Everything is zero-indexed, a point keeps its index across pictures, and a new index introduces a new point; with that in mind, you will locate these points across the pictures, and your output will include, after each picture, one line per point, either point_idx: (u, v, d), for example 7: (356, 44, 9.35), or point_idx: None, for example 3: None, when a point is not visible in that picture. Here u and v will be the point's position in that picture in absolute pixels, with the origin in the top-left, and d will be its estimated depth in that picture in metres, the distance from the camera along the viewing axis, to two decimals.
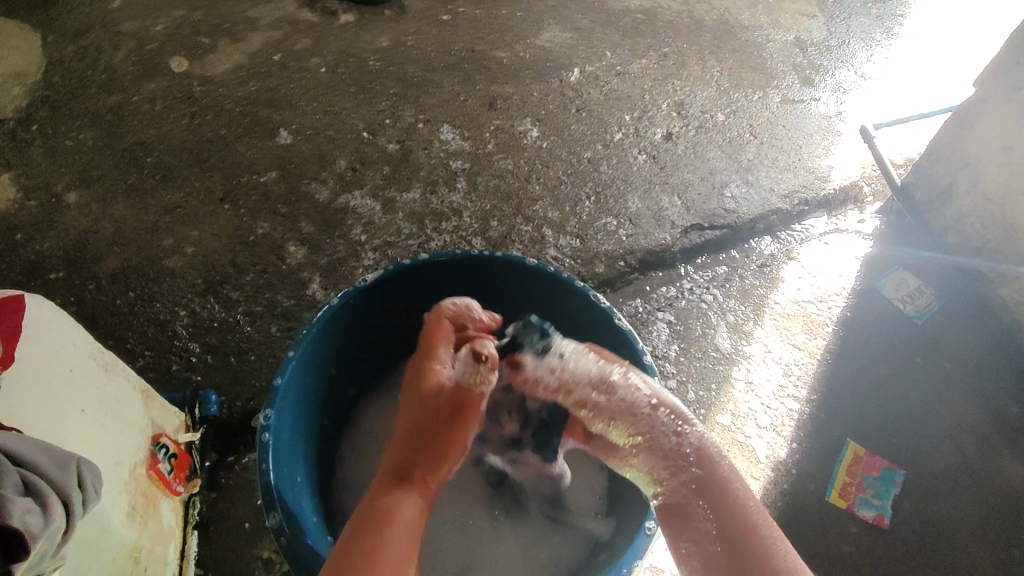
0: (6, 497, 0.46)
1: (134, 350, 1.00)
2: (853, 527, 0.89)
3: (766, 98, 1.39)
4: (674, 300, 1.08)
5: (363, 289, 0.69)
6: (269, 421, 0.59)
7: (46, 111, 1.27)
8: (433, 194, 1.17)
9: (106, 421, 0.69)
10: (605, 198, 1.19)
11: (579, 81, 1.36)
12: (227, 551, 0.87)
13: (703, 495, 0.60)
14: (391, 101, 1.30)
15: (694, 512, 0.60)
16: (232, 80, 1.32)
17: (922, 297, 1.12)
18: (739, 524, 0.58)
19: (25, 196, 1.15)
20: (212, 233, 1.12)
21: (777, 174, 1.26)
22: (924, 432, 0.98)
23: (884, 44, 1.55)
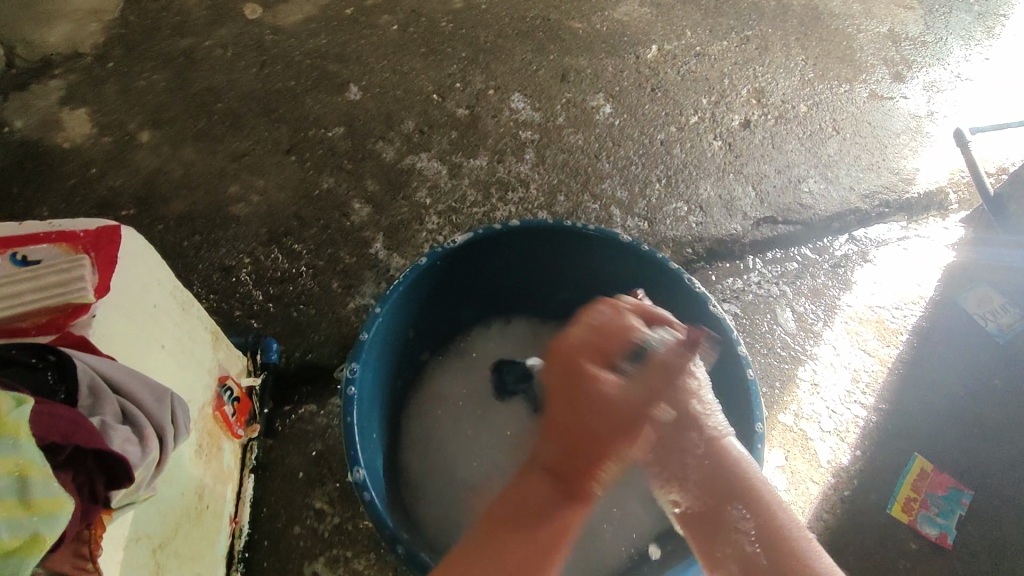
0: (107, 426, 0.48)
1: (199, 293, 1.01)
2: (913, 544, 0.88)
3: (853, 91, 1.31)
4: (741, 293, 1.05)
5: (451, 252, 0.69)
6: (354, 374, 0.61)
7: (122, 50, 1.27)
8: (499, 163, 1.15)
9: (181, 358, 0.70)
10: (675, 182, 1.15)
11: (656, 59, 1.30)
12: (280, 497, 0.88)
13: (732, 498, 0.59)
14: (462, 65, 1.26)
15: (728, 516, 0.59)
16: (305, 33, 1.30)
17: (1006, 314, 1.07)
18: (769, 533, 0.57)
19: (101, 131, 1.17)
20: (278, 183, 1.12)
21: (858, 172, 1.20)
22: (995, 454, 0.95)
23: (983, 43, 1.44)
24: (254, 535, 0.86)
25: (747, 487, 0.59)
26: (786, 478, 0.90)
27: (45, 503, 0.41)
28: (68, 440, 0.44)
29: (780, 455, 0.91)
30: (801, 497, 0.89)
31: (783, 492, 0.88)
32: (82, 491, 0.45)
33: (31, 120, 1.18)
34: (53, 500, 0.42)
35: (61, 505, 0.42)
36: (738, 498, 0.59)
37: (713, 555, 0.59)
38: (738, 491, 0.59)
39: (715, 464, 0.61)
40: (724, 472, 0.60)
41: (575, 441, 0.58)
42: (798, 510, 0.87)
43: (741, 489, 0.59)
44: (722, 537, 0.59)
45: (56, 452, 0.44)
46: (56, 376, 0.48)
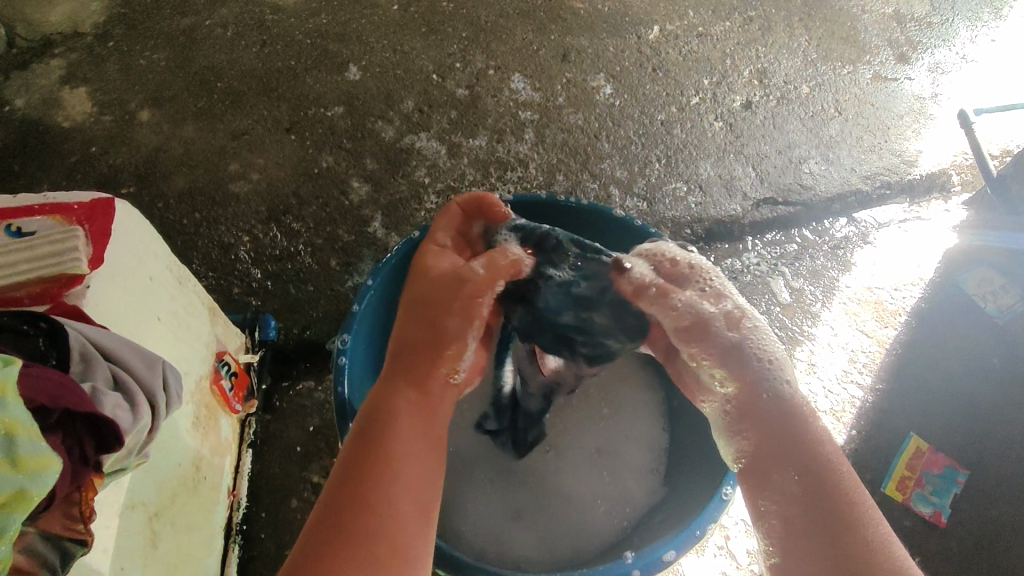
0: (98, 391, 0.49)
1: (198, 270, 1.02)
2: (906, 521, 0.89)
3: (857, 72, 1.29)
4: (739, 274, 1.05)
5: (443, 225, 0.72)
6: (345, 345, 0.64)
7: (121, 28, 1.27)
8: (499, 142, 1.14)
9: (177, 331, 0.71)
10: (676, 162, 1.14)
11: (658, 39, 1.28)
12: (278, 471, 0.89)
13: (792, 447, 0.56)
14: (461, 45, 1.25)
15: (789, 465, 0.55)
16: (303, 10, 1.28)
17: (1006, 296, 1.06)
18: (827, 487, 0.54)
19: (100, 110, 1.17)
20: (277, 161, 1.12)
21: (861, 154, 1.19)
22: (992, 436, 0.95)
23: (991, 25, 1.42)
24: (252, 508, 0.87)
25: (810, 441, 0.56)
26: None
27: (31, 462, 0.42)
28: (57, 403, 0.45)
29: None
30: None
31: None
32: (72, 453, 0.46)
33: (31, 98, 1.18)
34: (40, 459, 0.42)
35: (49, 464, 0.43)
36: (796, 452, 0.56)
37: (762, 512, 0.56)
38: (796, 444, 0.56)
39: (778, 417, 0.58)
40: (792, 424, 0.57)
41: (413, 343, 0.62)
42: None
43: (800, 441, 0.56)
44: (765, 490, 0.56)
45: (45, 415, 0.44)
46: (47, 342, 0.49)
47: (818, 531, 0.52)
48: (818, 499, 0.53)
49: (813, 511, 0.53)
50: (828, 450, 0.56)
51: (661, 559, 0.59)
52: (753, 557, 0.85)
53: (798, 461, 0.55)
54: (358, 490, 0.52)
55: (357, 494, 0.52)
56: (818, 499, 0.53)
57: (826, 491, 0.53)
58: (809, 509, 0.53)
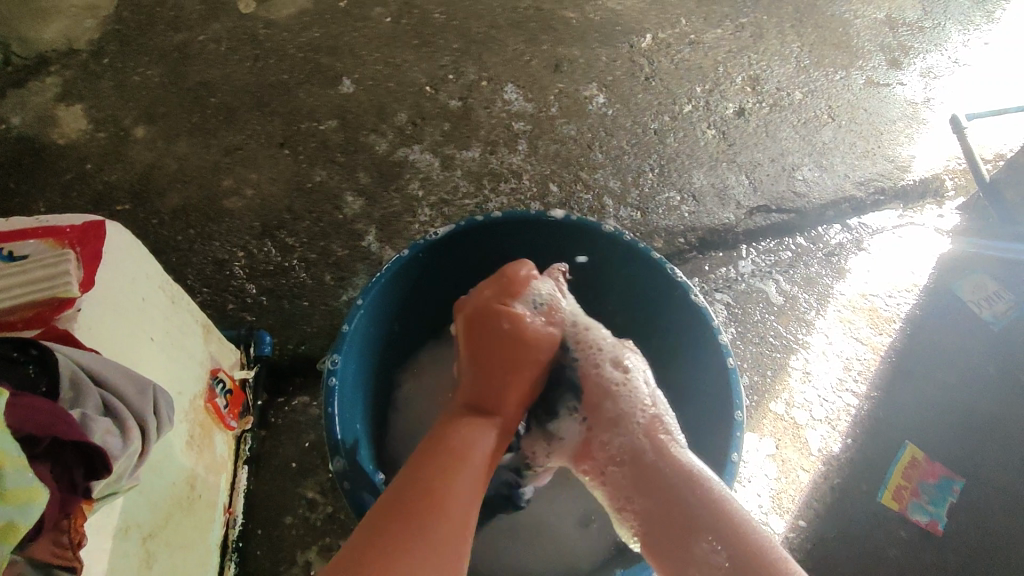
0: (87, 418, 0.49)
1: (193, 286, 1.02)
2: (903, 531, 0.89)
3: (849, 78, 1.29)
4: (733, 283, 1.05)
5: (433, 243, 0.72)
6: (336, 366, 0.64)
7: (116, 45, 1.27)
8: (492, 154, 1.15)
9: (171, 350, 0.71)
10: (668, 172, 1.14)
11: (650, 48, 1.29)
12: (274, 488, 0.89)
13: (686, 519, 0.60)
14: (454, 56, 1.25)
15: (687, 537, 0.59)
16: (297, 25, 1.29)
17: (1001, 302, 1.06)
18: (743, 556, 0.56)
19: (95, 127, 1.18)
20: (271, 176, 1.12)
21: (854, 160, 1.19)
22: (988, 444, 0.95)
23: (983, 28, 1.42)
24: (248, 525, 0.87)
25: (720, 515, 0.58)
26: (777, 466, 0.91)
27: (19, 494, 0.42)
28: (45, 432, 0.45)
29: (771, 443, 0.93)
30: (791, 485, 0.90)
31: (773, 481, 0.90)
32: (60, 481, 0.46)
33: (27, 116, 1.19)
34: (27, 490, 0.42)
35: (36, 495, 0.43)
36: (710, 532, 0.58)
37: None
38: (706, 522, 0.58)
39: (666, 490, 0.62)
40: (671, 493, 0.61)
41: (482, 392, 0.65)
42: (788, 497, 0.90)
43: (710, 518, 0.58)
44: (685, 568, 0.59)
45: (34, 444, 0.45)
46: (37, 369, 0.49)
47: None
48: (741, 570, 0.56)
49: (736, 575, 0.56)
50: (710, 509, 0.59)
51: None
52: None
53: (691, 527, 0.59)
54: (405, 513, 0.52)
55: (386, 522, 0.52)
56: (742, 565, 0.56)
57: (745, 559, 0.56)
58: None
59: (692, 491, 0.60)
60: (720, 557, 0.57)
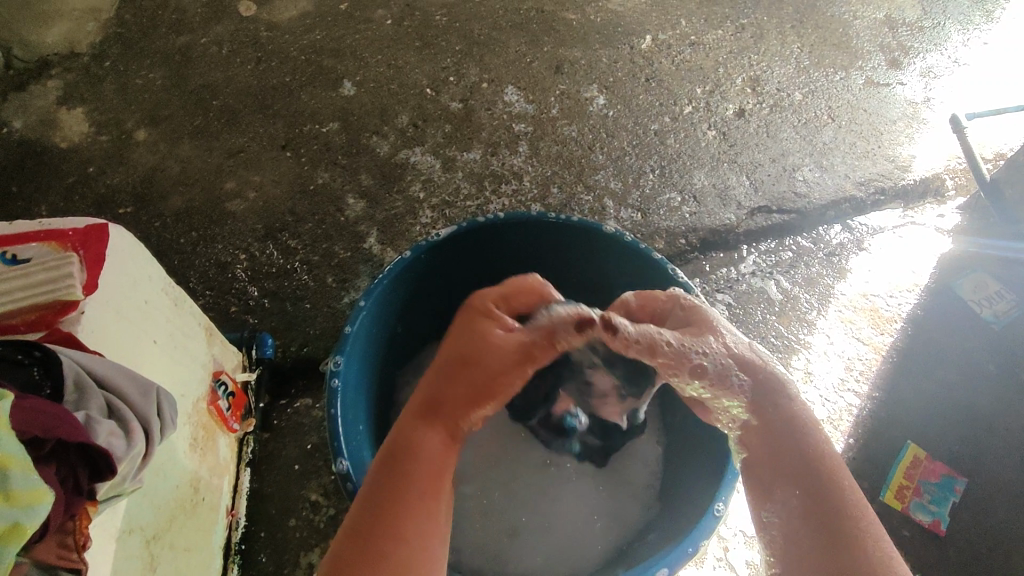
0: (92, 420, 0.50)
1: (195, 289, 1.02)
2: (906, 530, 0.89)
3: (849, 79, 1.30)
4: (735, 283, 1.05)
5: (435, 245, 0.72)
6: (338, 367, 0.64)
7: (118, 48, 1.28)
8: (493, 156, 1.15)
9: (173, 353, 0.71)
10: (669, 172, 1.15)
11: (650, 49, 1.29)
12: (277, 490, 0.89)
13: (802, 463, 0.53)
14: (455, 58, 1.26)
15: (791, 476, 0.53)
16: (298, 28, 1.29)
17: (1001, 301, 1.06)
18: (838, 517, 0.50)
19: (98, 130, 1.18)
20: (274, 179, 1.12)
21: (855, 160, 1.19)
22: (990, 443, 0.95)
23: (982, 28, 1.42)
24: (251, 527, 0.87)
25: (830, 475, 0.52)
26: None
27: (25, 495, 0.42)
28: (49, 434, 0.45)
29: None
30: None
31: None
32: (66, 484, 0.46)
33: (30, 119, 1.19)
34: (33, 492, 0.42)
35: (42, 496, 0.43)
36: (813, 482, 0.52)
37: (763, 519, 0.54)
38: (817, 474, 0.52)
39: (789, 429, 0.55)
40: (799, 436, 0.55)
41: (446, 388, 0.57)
42: None
43: (822, 475, 0.52)
44: (773, 496, 0.54)
45: (38, 446, 0.45)
46: (41, 371, 0.50)
47: (830, 535, 0.50)
48: (826, 528, 0.50)
49: (823, 526, 0.50)
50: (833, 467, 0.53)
51: None
52: (752, 568, 0.85)
53: (811, 470, 0.53)
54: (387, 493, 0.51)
55: (370, 527, 0.49)
56: (831, 524, 0.50)
57: (835, 521, 0.50)
58: (817, 533, 0.50)
59: (811, 442, 0.54)
60: (800, 500, 0.52)
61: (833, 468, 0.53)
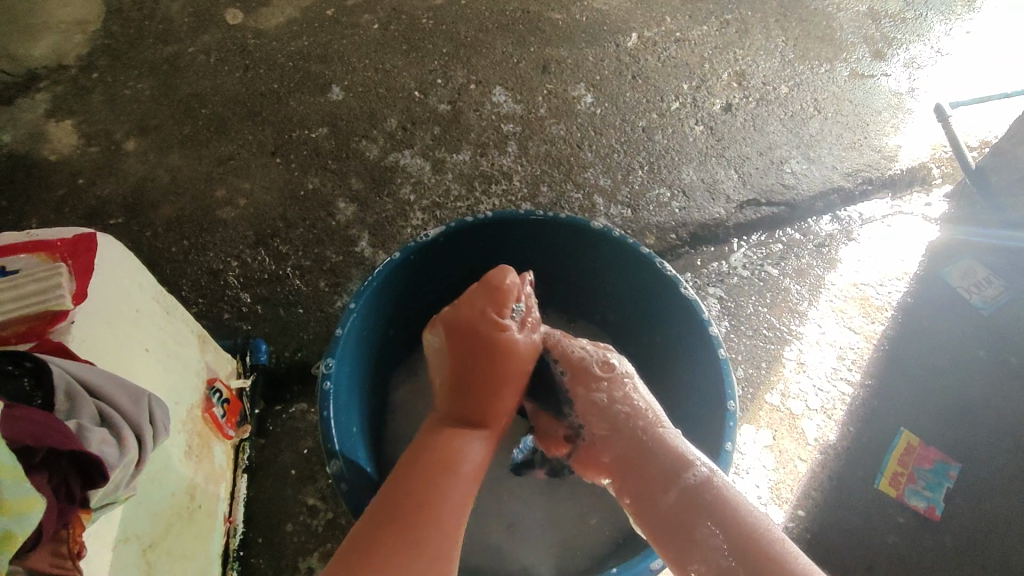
0: (83, 428, 0.50)
1: (188, 297, 1.02)
2: (901, 516, 0.89)
3: (834, 71, 1.30)
4: (725, 276, 1.06)
5: (424, 245, 0.73)
6: (330, 369, 0.64)
7: (106, 60, 1.28)
8: (482, 156, 1.15)
9: (167, 360, 0.71)
10: (658, 167, 1.15)
11: (636, 46, 1.29)
12: (274, 495, 0.89)
13: (710, 515, 0.58)
14: (442, 60, 1.26)
15: (699, 530, 0.58)
16: (285, 34, 1.29)
17: (990, 287, 1.08)
18: (741, 543, 0.56)
19: (86, 141, 1.18)
20: (263, 185, 1.12)
21: (842, 151, 1.20)
22: (983, 430, 0.96)
23: (964, 18, 1.43)
24: (250, 533, 0.87)
25: (720, 500, 0.58)
26: (774, 457, 0.92)
27: (17, 505, 0.42)
28: (41, 443, 0.46)
29: (768, 434, 0.93)
30: (790, 475, 0.91)
31: (772, 472, 0.91)
32: (58, 492, 0.46)
33: (19, 133, 1.19)
34: (25, 500, 0.43)
35: (34, 505, 0.43)
36: (708, 512, 0.58)
37: (683, 562, 0.58)
38: (706, 504, 0.59)
39: (658, 458, 0.63)
40: (659, 457, 0.63)
41: (464, 371, 0.66)
42: (787, 487, 0.90)
43: (711, 502, 0.58)
44: (694, 556, 0.58)
45: (30, 455, 0.45)
46: (32, 381, 0.50)
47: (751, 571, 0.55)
48: (741, 555, 0.56)
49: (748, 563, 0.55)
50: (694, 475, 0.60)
51: (648, 568, 0.57)
52: None
53: (704, 506, 0.59)
54: (406, 517, 0.55)
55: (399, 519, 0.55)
56: (744, 553, 0.56)
57: (744, 544, 0.56)
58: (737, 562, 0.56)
59: (669, 478, 0.61)
60: (718, 538, 0.57)
61: (719, 487, 0.59)
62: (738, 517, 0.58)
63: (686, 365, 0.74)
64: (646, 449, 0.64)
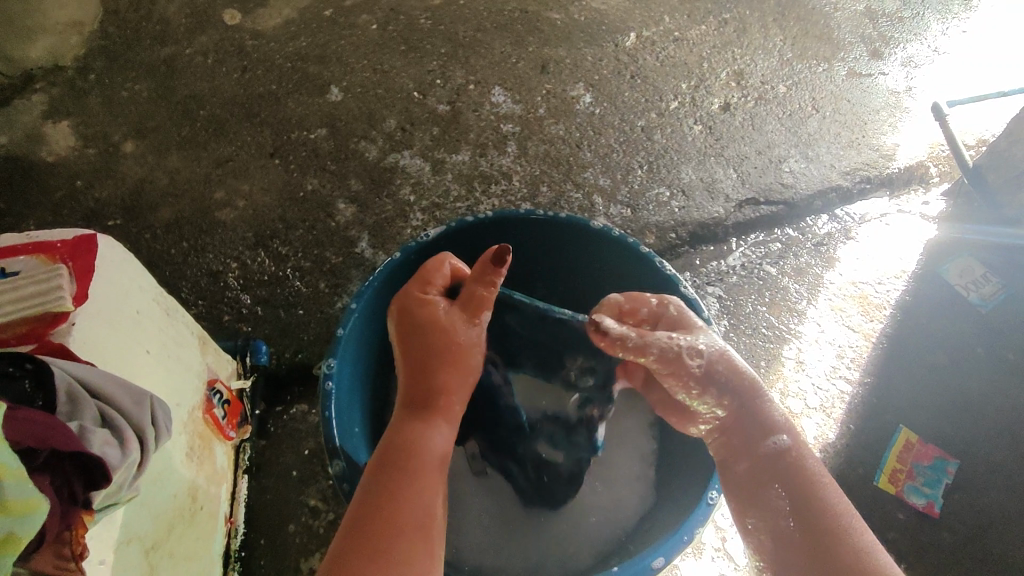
0: (85, 429, 0.50)
1: (187, 298, 1.02)
2: (900, 513, 0.90)
3: (832, 70, 1.31)
4: (725, 275, 1.06)
5: (425, 245, 0.73)
6: (332, 369, 0.64)
7: (103, 61, 1.28)
8: (482, 156, 1.15)
9: (168, 362, 0.71)
10: (657, 167, 1.15)
11: (634, 46, 1.30)
12: (275, 496, 0.89)
13: (780, 480, 0.61)
14: (441, 61, 1.26)
15: (769, 493, 0.61)
16: (283, 35, 1.29)
17: (988, 284, 1.08)
18: (808, 510, 0.58)
19: (85, 143, 1.18)
20: (262, 186, 1.12)
21: (840, 149, 1.20)
22: (982, 427, 0.96)
23: (962, 17, 1.44)
24: (252, 534, 0.87)
25: (799, 470, 0.61)
26: None
27: (19, 505, 0.42)
28: (44, 444, 0.46)
29: None
30: None
31: None
32: (60, 493, 0.46)
33: (16, 135, 1.19)
34: (27, 501, 0.43)
35: (37, 505, 0.43)
36: (784, 477, 0.61)
37: (746, 517, 0.62)
38: (784, 472, 0.61)
39: (749, 418, 0.64)
40: (752, 417, 0.64)
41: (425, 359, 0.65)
42: None
43: (788, 468, 0.61)
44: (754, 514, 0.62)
45: (33, 457, 0.45)
46: (33, 383, 0.50)
47: (807, 543, 0.57)
48: (802, 522, 0.58)
49: (810, 535, 0.57)
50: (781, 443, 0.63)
51: (649, 567, 0.57)
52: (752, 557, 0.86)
53: (783, 471, 0.61)
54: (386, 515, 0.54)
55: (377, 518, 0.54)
56: (807, 521, 0.58)
57: (810, 514, 0.58)
58: (798, 524, 0.58)
59: (754, 441, 0.63)
60: (784, 505, 0.60)
61: (798, 457, 0.62)
62: (813, 490, 0.60)
63: None
64: (741, 412, 0.65)
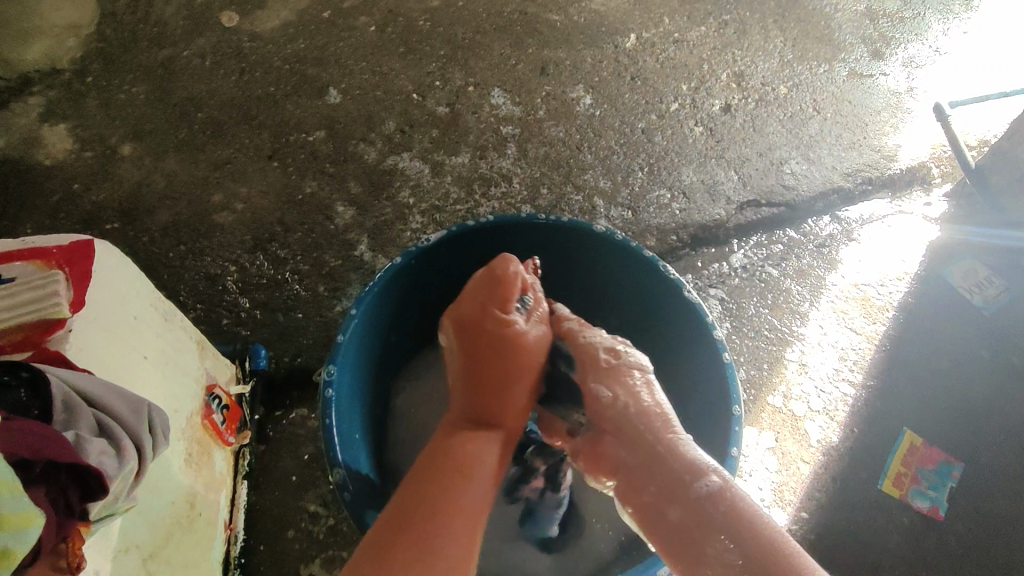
0: (82, 439, 0.49)
1: (185, 302, 1.01)
2: (905, 517, 0.89)
3: (833, 71, 1.30)
4: (726, 278, 1.05)
5: (425, 250, 0.72)
6: (331, 376, 0.64)
7: (100, 64, 1.27)
8: (481, 159, 1.15)
9: (166, 368, 0.71)
10: (657, 169, 1.15)
11: (634, 48, 1.29)
12: (275, 502, 0.89)
13: (718, 527, 0.56)
14: (440, 63, 1.25)
15: (709, 544, 0.56)
16: (282, 37, 1.28)
17: (991, 287, 1.07)
18: (754, 557, 0.54)
19: (82, 146, 1.17)
20: (261, 189, 1.12)
21: (842, 151, 1.19)
22: (986, 431, 0.96)
23: (962, 17, 1.43)
24: (251, 540, 0.87)
25: (734, 511, 0.56)
26: (777, 459, 0.92)
27: (15, 519, 0.42)
28: (39, 455, 0.45)
29: (771, 436, 0.93)
30: (792, 477, 0.91)
31: (774, 474, 0.91)
32: (57, 505, 0.46)
33: (13, 138, 1.18)
34: (23, 515, 0.42)
35: (32, 519, 0.43)
36: (721, 524, 0.56)
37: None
38: (720, 515, 0.56)
39: (669, 460, 0.60)
40: (670, 461, 0.60)
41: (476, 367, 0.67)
42: (790, 490, 0.90)
43: (722, 513, 0.56)
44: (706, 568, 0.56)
45: (28, 468, 0.45)
46: (29, 392, 0.49)
47: None
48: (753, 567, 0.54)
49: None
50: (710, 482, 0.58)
51: None
52: None
53: (719, 516, 0.56)
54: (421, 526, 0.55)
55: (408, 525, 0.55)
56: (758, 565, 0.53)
57: (760, 558, 0.54)
58: None
59: (678, 486, 0.59)
60: (730, 553, 0.55)
61: (731, 496, 0.57)
62: (755, 529, 0.55)
63: (690, 369, 0.74)
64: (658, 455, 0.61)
